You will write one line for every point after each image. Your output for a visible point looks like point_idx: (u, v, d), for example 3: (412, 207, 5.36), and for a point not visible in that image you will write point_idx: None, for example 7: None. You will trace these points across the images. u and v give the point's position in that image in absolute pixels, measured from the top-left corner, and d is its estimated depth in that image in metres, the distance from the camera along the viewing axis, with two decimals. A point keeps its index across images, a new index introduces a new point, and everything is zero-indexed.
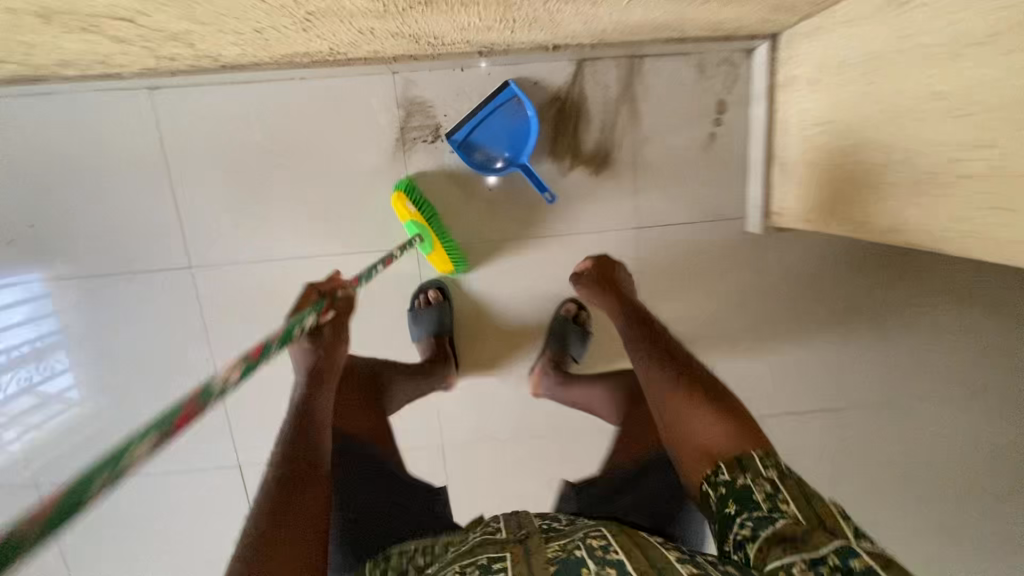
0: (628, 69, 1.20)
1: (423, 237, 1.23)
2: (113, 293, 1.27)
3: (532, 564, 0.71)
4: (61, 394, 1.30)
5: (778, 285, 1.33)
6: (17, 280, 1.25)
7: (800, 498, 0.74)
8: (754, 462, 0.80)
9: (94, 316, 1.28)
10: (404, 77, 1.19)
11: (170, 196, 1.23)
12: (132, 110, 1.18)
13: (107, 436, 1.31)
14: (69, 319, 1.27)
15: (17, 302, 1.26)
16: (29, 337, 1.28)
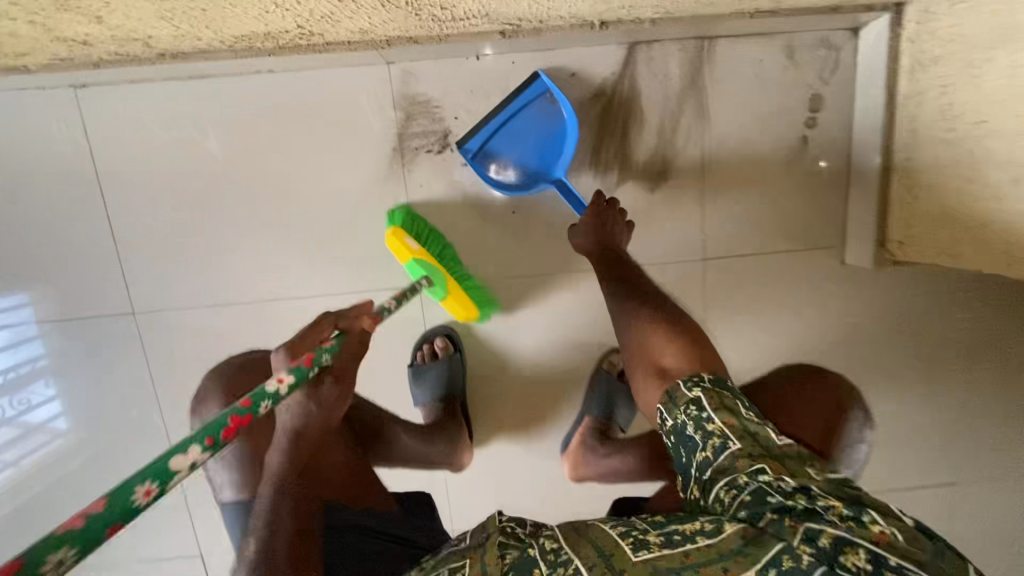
0: (695, 56, 0.92)
1: (432, 279, 0.94)
2: (95, 321, 1.00)
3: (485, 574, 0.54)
4: (45, 427, 1.01)
5: (886, 331, 1.02)
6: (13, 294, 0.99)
7: (723, 406, 0.62)
8: (680, 390, 0.67)
9: (78, 341, 1.00)
10: (401, 69, 0.92)
11: (107, 222, 0.97)
12: (57, 114, 0.93)
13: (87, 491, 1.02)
14: (55, 341, 1.00)
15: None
16: (1, 364, 1.00)
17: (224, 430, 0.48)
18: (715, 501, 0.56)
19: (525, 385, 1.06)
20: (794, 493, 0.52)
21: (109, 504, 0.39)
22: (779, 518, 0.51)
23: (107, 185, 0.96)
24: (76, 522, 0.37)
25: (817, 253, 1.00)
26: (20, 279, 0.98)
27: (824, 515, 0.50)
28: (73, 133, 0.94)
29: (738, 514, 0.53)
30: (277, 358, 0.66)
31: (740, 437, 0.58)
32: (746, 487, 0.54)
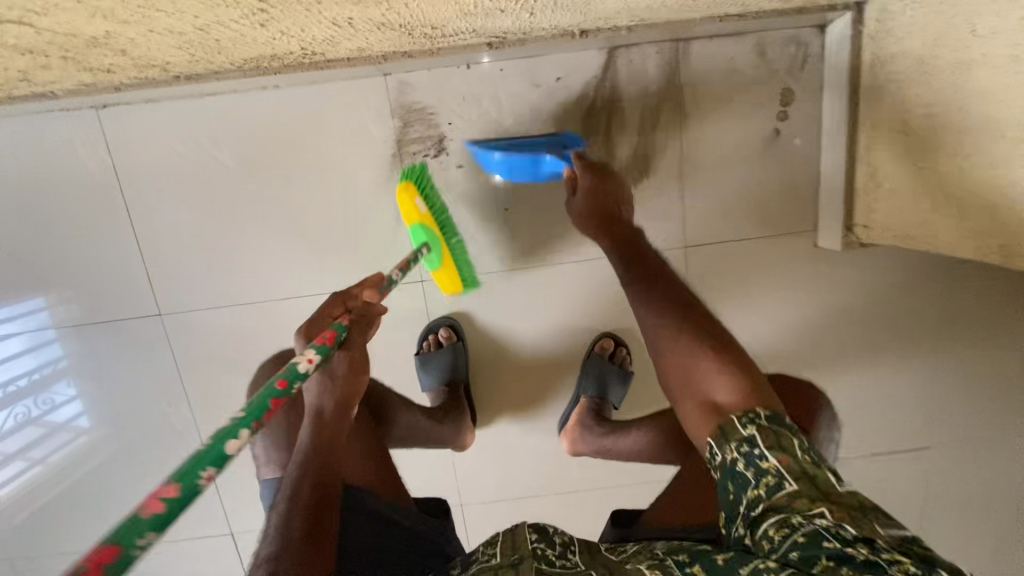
0: (671, 57, 0.98)
1: (432, 249, 1.00)
2: (121, 323, 1.08)
3: None
4: (68, 424, 1.10)
5: (859, 308, 1.09)
6: (22, 308, 1.07)
7: (775, 442, 0.60)
8: (733, 426, 0.63)
9: (100, 342, 1.08)
10: (398, 80, 0.98)
11: (130, 230, 1.05)
12: (79, 133, 1.01)
13: (114, 478, 1.11)
14: (72, 344, 1.08)
15: (10, 332, 1.08)
16: (25, 367, 1.08)
17: (267, 411, 0.54)
18: (762, 540, 0.53)
19: (524, 369, 1.15)
20: (855, 543, 0.48)
21: (180, 491, 0.43)
22: (834, 564, 0.47)
23: (129, 197, 1.03)
24: (158, 507, 0.42)
25: (792, 238, 1.07)
26: (53, 287, 1.06)
27: (886, 568, 0.45)
28: (96, 149, 1.01)
29: (791, 557, 0.49)
30: (295, 343, 0.73)
31: (797, 478, 0.56)
32: (800, 530, 0.50)
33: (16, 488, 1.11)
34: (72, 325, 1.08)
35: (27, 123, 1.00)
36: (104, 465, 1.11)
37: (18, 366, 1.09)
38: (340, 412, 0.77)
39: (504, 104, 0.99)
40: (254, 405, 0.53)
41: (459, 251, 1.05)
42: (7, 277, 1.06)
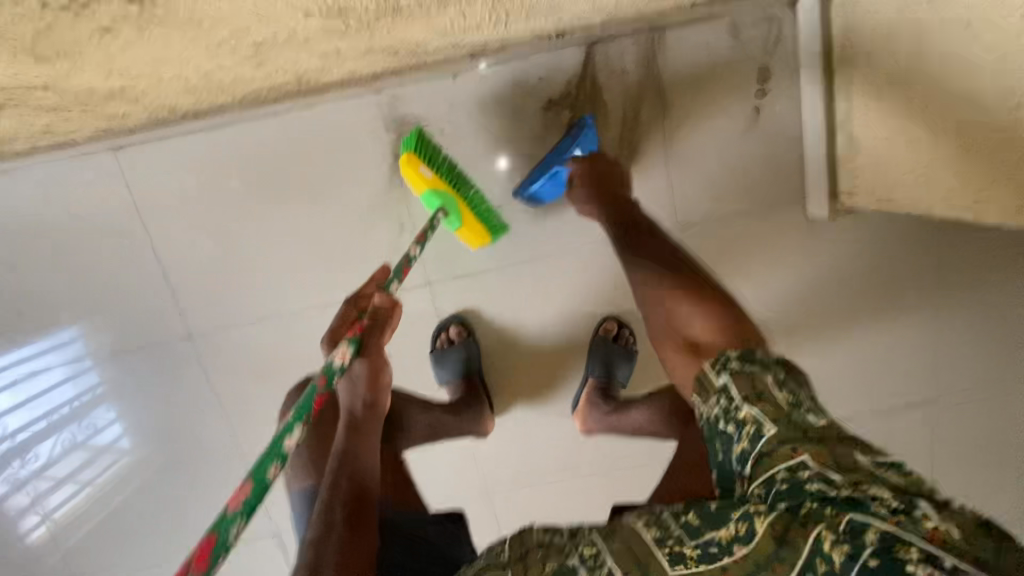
0: (647, 47, 1.02)
1: (447, 208, 0.99)
2: (153, 347, 1.15)
3: None
4: (112, 445, 1.19)
5: (852, 272, 1.13)
6: (55, 342, 1.16)
7: (752, 396, 0.62)
8: (710, 379, 0.69)
9: (133, 366, 1.16)
10: (389, 95, 1.03)
11: (153, 260, 1.12)
12: (99, 175, 1.08)
13: (160, 490, 1.20)
14: (109, 371, 1.17)
15: (52, 363, 1.16)
16: (68, 396, 1.17)
17: (314, 406, 0.64)
18: (752, 494, 0.56)
19: (534, 358, 1.20)
20: (840, 484, 0.51)
21: (255, 485, 0.55)
22: (819, 505, 0.50)
23: (150, 229, 1.10)
24: (239, 500, 0.53)
25: (782, 209, 1.10)
26: (90, 318, 1.15)
27: (871, 506, 0.48)
28: (115, 187, 1.08)
29: (778, 505, 0.52)
30: (323, 346, 0.84)
31: (775, 420, 0.58)
32: (783, 478, 0.54)
33: (75, 505, 1.20)
34: (108, 352, 1.16)
35: (53, 169, 1.08)
36: (149, 479, 1.20)
37: (64, 393, 1.17)
38: (370, 415, 0.86)
39: (491, 109, 1.04)
40: (299, 406, 0.63)
41: (474, 200, 1.02)
42: (48, 313, 1.15)
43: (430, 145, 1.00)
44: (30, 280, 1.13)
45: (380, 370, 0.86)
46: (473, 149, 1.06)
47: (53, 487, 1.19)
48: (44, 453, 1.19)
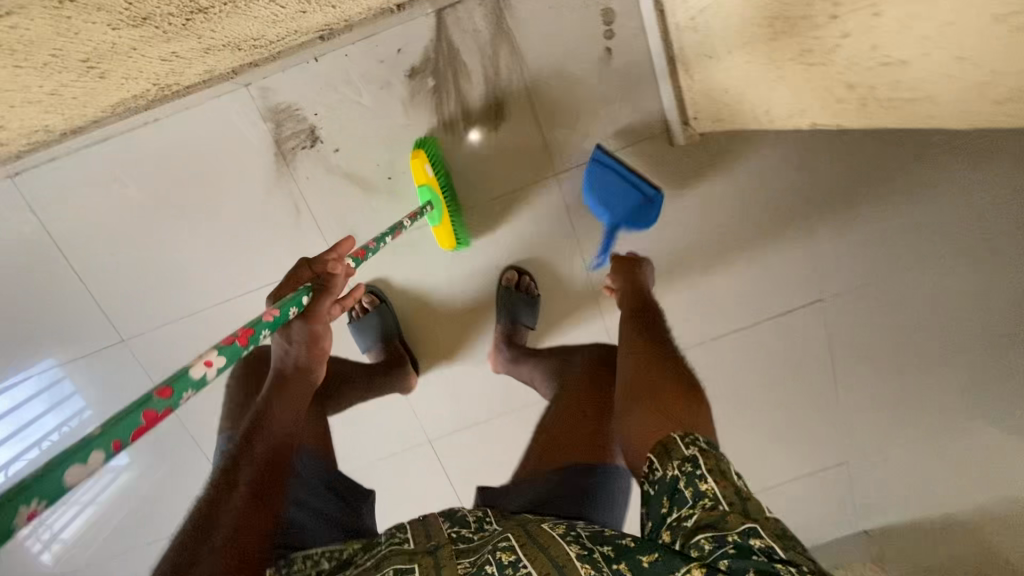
0: (493, 6, 1.08)
1: (433, 207, 1.13)
2: (88, 357, 1.22)
3: None
4: None
5: (722, 192, 1.22)
6: (30, 371, 1.21)
7: (717, 471, 0.65)
8: (677, 444, 0.72)
9: (86, 377, 1.22)
10: (260, 87, 1.09)
11: (74, 276, 1.18)
12: (4, 202, 1.14)
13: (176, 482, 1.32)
14: (85, 390, 1.22)
15: (32, 394, 1.21)
16: (53, 425, 1.21)
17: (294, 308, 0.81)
18: (692, 547, 0.58)
19: (450, 316, 1.30)
20: (783, 563, 0.53)
21: (279, 312, 0.77)
22: None
23: (64, 247, 1.17)
24: (271, 315, 0.75)
25: (649, 143, 1.18)
26: (19, 340, 1.21)
27: None
28: (22, 213, 1.14)
29: (720, 564, 0.54)
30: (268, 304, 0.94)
31: (729, 502, 0.61)
32: (731, 542, 0.56)
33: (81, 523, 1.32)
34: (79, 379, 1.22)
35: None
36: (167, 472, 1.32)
37: (48, 423, 1.21)
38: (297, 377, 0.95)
39: (359, 86, 1.10)
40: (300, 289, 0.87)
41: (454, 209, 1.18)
42: None
43: (437, 152, 1.13)
44: None
45: (317, 337, 0.94)
46: (349, 127, 1.12)
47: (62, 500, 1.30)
48: None
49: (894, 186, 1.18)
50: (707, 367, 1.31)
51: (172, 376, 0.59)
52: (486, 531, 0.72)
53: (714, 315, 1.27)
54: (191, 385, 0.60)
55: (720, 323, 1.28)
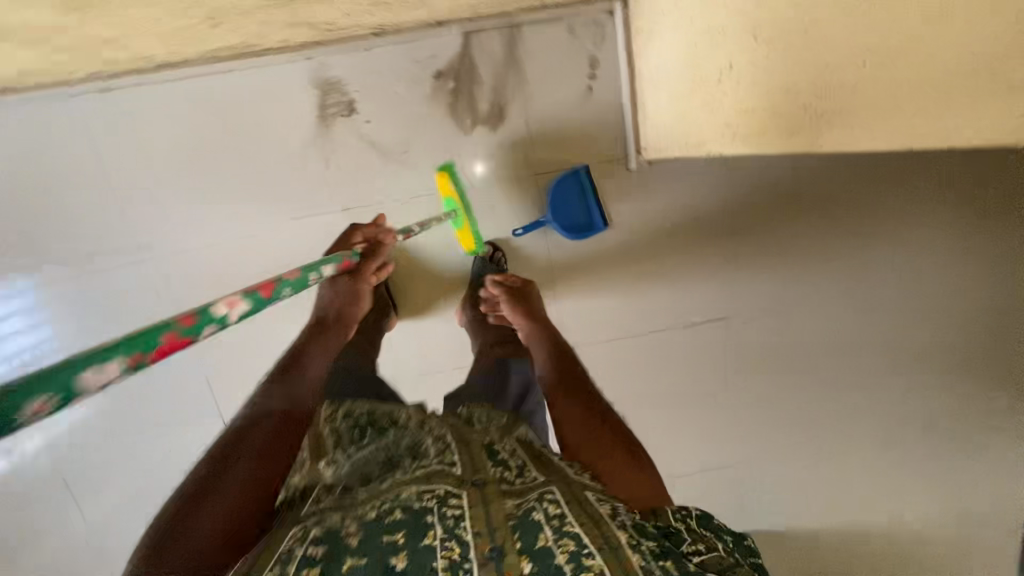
0: (510, 38, 1.39)
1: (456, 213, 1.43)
2: (123, 253, 1.47)
3: (492, 522, 0.67)
4: None
5: (660, 219, 1.52)
6: (17, 293, 1.46)
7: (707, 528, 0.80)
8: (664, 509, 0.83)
9: (118, 271, 1.47)
10: (317, 62, 1.38)
11: (129, 183, 1.44)
12: (88, 111, 1.39)
13: (165, 390, 1.57)
14: (63, 319, 1.47)
15: (14, 313, 1.45)
16: (29, 343, 1.46)
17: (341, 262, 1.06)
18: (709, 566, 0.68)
19: (431, 276, 1.56)
20: None
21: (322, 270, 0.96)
22: None
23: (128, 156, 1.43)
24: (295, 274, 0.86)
25: (612, 165, 1.49)
26: (69, 226, 1.45)
27: None
28: (99, 122, 1.40)
29: None
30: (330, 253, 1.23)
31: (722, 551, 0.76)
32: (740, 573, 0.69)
33: (34, 444, 1.55)
34: (58, 304, 1.47)
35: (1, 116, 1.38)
36: (161, 382, 1.57)
37: (20, 343, 1.45)
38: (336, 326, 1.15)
39: (394, 76, 1.40)
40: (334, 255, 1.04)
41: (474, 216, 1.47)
42: (37, 223, 1.44)
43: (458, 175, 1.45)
44: (26, 195, 1.43)
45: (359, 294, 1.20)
46: (380, 107, 1.42)
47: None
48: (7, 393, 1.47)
49: (793, 233, 1.52)
50: (624, 355, 1.59)
51: (199, 308, 0.65)
52: (529, 474, 0.80)
53: (644, 313, 1.56)
54: (213, 321, 0.66)
55: (648, 321, 1.57)
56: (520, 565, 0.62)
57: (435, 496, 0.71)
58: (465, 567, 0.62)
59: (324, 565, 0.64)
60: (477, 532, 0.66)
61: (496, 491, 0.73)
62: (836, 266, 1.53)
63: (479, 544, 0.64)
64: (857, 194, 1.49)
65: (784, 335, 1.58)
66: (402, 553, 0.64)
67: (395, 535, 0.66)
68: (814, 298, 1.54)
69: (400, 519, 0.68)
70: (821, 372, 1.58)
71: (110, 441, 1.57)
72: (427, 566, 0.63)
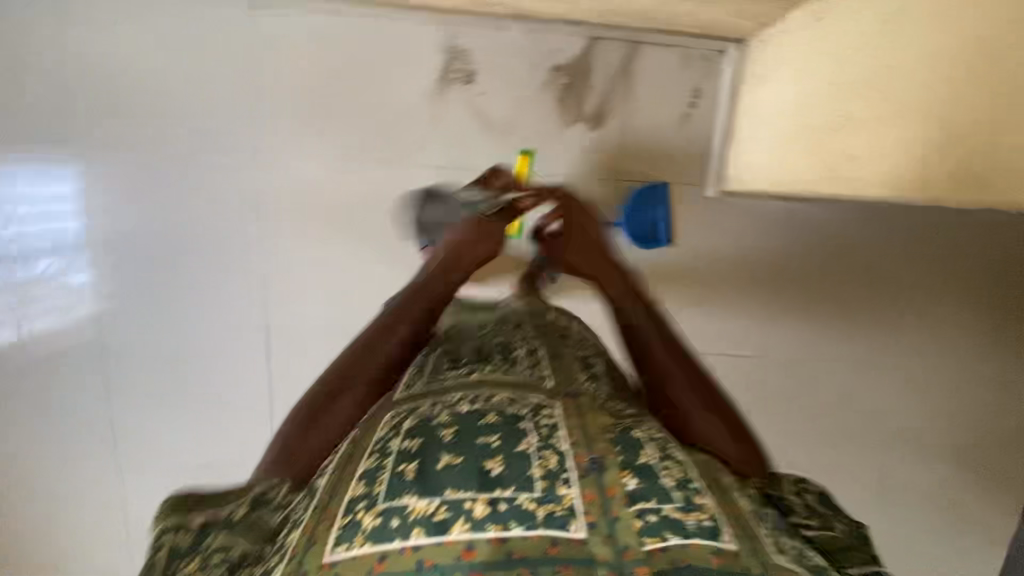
0: (629, 51, 1.51)
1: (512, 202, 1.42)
2: (219, 160, 1.65)
3: (594, 436, 0.75)
4: (81, 288, 1.74)
5: (719, 250, 1.61)
6: (57, 180, 1.65)
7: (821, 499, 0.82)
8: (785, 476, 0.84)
9: (213, 175, 1.66)
10: (452, 28, 1.51)
11: (252, 95, 1.60)
12: (236, 23, 1.55)
13: (195, 300, 1.76)
14: (103, 215, 1.68)
15: (56, 197, 1.66)
16: (69, 229, 1.69)
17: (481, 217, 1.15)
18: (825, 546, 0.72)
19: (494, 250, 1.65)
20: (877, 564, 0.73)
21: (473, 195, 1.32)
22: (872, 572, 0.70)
23: (258, 71, 1.58)
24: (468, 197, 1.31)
25: (690, 190, 1.58)
26: (189, 118, 1.62)
27: None
28: (243, 35, 1.56)
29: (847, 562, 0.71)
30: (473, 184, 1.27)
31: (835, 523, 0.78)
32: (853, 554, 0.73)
33: (42, 324, 1.76)
34: (97, 201, 1.67)
35: (146, 12, 1.56)
36: (195, 289, 1.75)
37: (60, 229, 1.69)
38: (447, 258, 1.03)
39: (517, 59, 1.52)
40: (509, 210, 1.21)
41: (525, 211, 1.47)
42: (159, 109, 1.62)
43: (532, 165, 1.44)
44: (153, 82, 1.60)
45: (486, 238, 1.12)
46: (496, 84, 1.54)
47: (32, 299, 1.75)
48: (42, 268, 1.72)
49: (836, 292, 1.62)
50: None
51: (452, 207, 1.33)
52: (615, 399, 0.90)
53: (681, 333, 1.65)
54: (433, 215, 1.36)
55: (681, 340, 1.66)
56: (622, 481, 0.67)
57: (528, 404, 0.82)
58: (562, 477, 0.68)
59: (421, 462, 0.72)
60: (576, 441, 0.74)
61: (590, 406, 0.83)
62: (866, 332, 1.64)
63: (577, 455, 0.71)
64: (902, 272, 1.61)
65: (801, 383, 1.68)
66: (496, 457, 0.71)
67: (492, 437, 0.74)
68: (836, 356, 1.66)
69: (495, 424, 0.77)
70: (821, 424, 1.70)
71: (135, 336, 1.78)
72: (523, 471, 0.69)
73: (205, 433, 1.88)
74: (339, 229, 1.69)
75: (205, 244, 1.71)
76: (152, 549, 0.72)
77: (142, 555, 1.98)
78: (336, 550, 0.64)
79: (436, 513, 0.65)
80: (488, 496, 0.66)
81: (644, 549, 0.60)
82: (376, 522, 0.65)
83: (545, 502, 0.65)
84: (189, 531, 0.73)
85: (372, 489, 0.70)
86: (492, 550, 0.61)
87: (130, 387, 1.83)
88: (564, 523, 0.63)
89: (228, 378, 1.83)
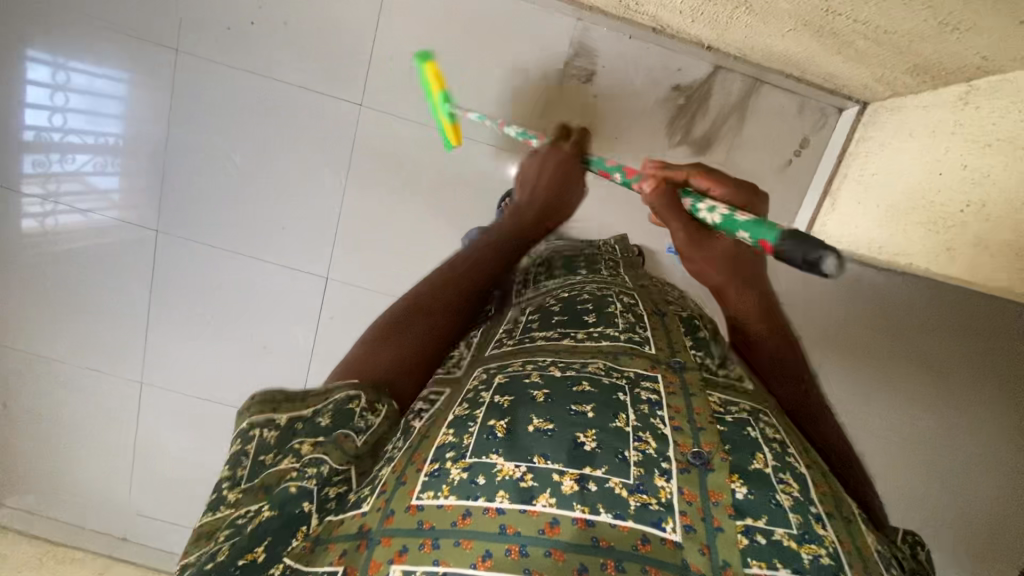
0: (750, 87, 1.52)
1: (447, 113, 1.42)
2: (309, 100, 1.67)
3: (701, 427, 0.73)
4: (108, 192, 1.75)
5: None
6: (110, 78, 1.67)
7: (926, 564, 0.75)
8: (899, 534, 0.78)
9: (303, 113, 1.68)
10: (583, 26, 1.53)
11: (370, 46, 1.62)
12: None
13: (214, 225, 1.78)
14: (149, 124, 1.71)
15: (108, 95, 1.68)
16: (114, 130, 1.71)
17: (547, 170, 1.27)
18: None
19: None
20: None
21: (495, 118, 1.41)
22: None
23: (382, 23, 1.60)
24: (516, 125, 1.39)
25: None
26: (302, 54, 1.64)
27: None
28: None
29: None
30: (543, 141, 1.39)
31: None
32: None
33: (68, 219, 1.77)
34: (139, 105, 1.69)
35: None
36: (224, 215, 1.77)
37: (108, 128, 1.71)
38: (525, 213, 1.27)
39: (637, 69, 1.54)
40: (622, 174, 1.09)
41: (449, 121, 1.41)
42: (273, 37, 1.64)
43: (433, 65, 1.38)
44: (270, 10, 1.62)
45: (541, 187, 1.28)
46: (614, 89, 1.55)
47: (62, 191, 1.75)
48: (75, 161, 1.73)
49: None
50: None
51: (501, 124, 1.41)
52: (722, 373, 0.89)
53: None
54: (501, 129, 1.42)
55: None
56: (730, 488, 0.66)
57: (626, 377, 0.81)
58: (661, 468, 0.68)
59: (512, 421, 0.72)
60: (678, 430, 0.73)
61: (696, 383, 0.82)
62: None
63: (680, 444, 0.71)
64: None
65: None
66: (590, 433, 0.70)
67: (587, 407, 0.74)
68: None
69: (590, 394, 0.76)
70: None
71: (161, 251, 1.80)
72: (617, 452, 0.68)
73: (230, 362, 1.89)
74: (419, 193, 1.72)
75: (275, 176, 1.73)
76: (242, 438, 0.72)
77: (142, 466, 1.99)
78: (421, 495, 0.66)
79: (524, 478, 0.65)
80: (579, 472, 0.66)
81: (748, 571, 0.60)
82: (463, 475, 0.66)
83: (638, 493, 0.65)
84: (276, 427, 0.73)
85: (460, 441, 0.71)
86: (577, 532, 0.61)
87: (161, 300, 1.84)
88: (658, 521, 0.63)
89: (265, 315, 1.85)
